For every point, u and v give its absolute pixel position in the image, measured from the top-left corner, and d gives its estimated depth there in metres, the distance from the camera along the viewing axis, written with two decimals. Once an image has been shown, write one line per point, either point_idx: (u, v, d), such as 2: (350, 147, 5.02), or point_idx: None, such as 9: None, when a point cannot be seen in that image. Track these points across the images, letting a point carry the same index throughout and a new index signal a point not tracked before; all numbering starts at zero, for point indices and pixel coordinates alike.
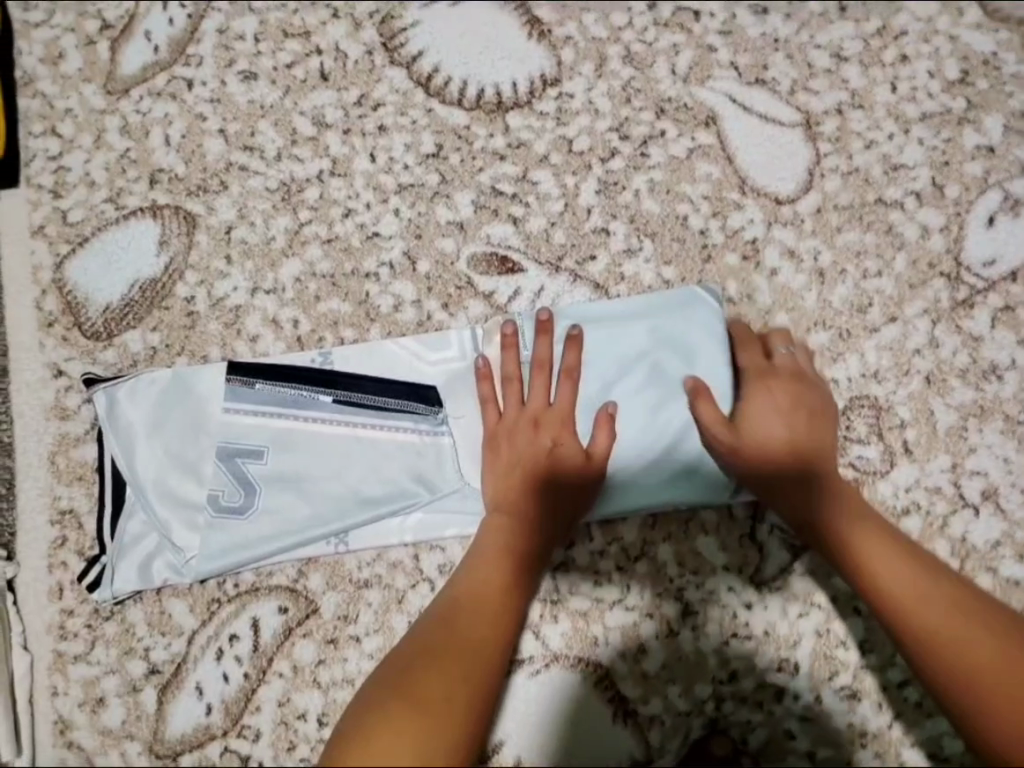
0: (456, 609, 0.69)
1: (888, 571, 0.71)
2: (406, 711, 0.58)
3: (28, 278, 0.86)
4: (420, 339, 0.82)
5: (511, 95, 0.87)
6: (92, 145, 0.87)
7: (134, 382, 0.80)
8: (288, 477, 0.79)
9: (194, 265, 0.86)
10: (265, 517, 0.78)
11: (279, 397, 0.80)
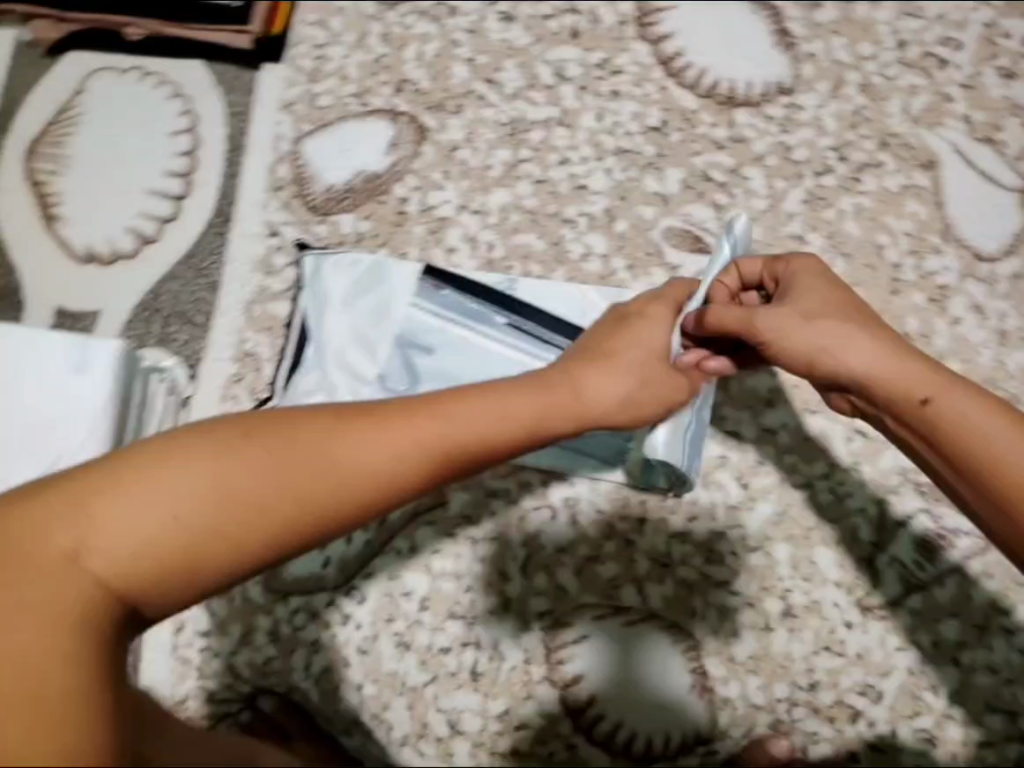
0: (327, 435, 0.46)
1: (997, 445, 0.55)
2: (258, 480, 0.44)
3: (268, 145, 0.94)
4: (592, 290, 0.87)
5: (745, 93, 0.90)
6: (353, 43, 0.95)
7: (342, 258, 0.88)
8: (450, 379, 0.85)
9: (415, 171, 0.93)
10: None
11: (461, 308, 0.86)
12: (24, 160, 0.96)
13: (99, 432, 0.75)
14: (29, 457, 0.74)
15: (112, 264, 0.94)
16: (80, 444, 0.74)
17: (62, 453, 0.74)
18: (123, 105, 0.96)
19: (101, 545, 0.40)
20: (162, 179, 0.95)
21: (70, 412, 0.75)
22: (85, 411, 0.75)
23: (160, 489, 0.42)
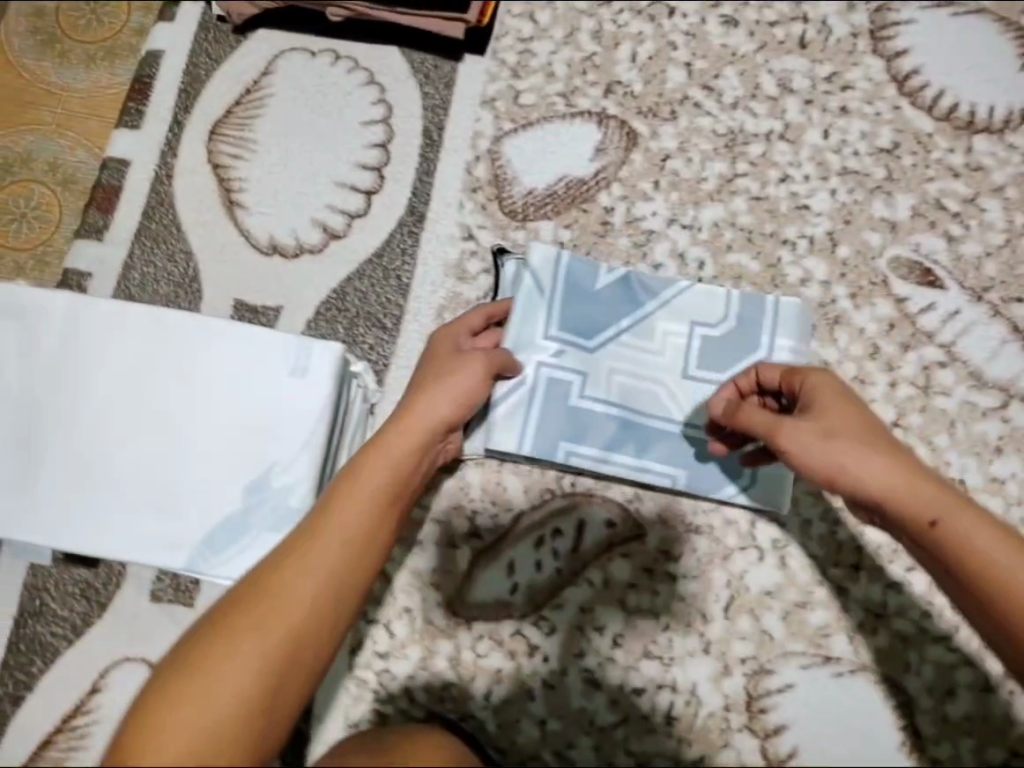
0: (319, 549, 0.58)
1: (977, 547, 0.58)
2: (284, 607, 0.55)
3: (466, 142, 0.90)
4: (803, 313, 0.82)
5: (985, 118, 0.85)
6: (562, 39, 0.90)
7: (555, 256, 0.82)
8: (654, 402, 0.81)
9: (622, 178, 0.87)
10: (622, 429, 0.81)
11: (671, 328, 0.82)
12: (206, 142, 0.92)
13: (310, 439, 0.71)
14: (240, 461, 0.71)
15: (296, 257, 0.89)
16: (291, 450, 0.71)
17: (272, 459, 0.71)
18: (313, 90, 0.92)
19: (205, 705, 0.49)
20: (351, 170, 0.90)
21: (281, 417, 0.72)
22: (296, 416, 0.72)
23: (233, 666, 0.51)
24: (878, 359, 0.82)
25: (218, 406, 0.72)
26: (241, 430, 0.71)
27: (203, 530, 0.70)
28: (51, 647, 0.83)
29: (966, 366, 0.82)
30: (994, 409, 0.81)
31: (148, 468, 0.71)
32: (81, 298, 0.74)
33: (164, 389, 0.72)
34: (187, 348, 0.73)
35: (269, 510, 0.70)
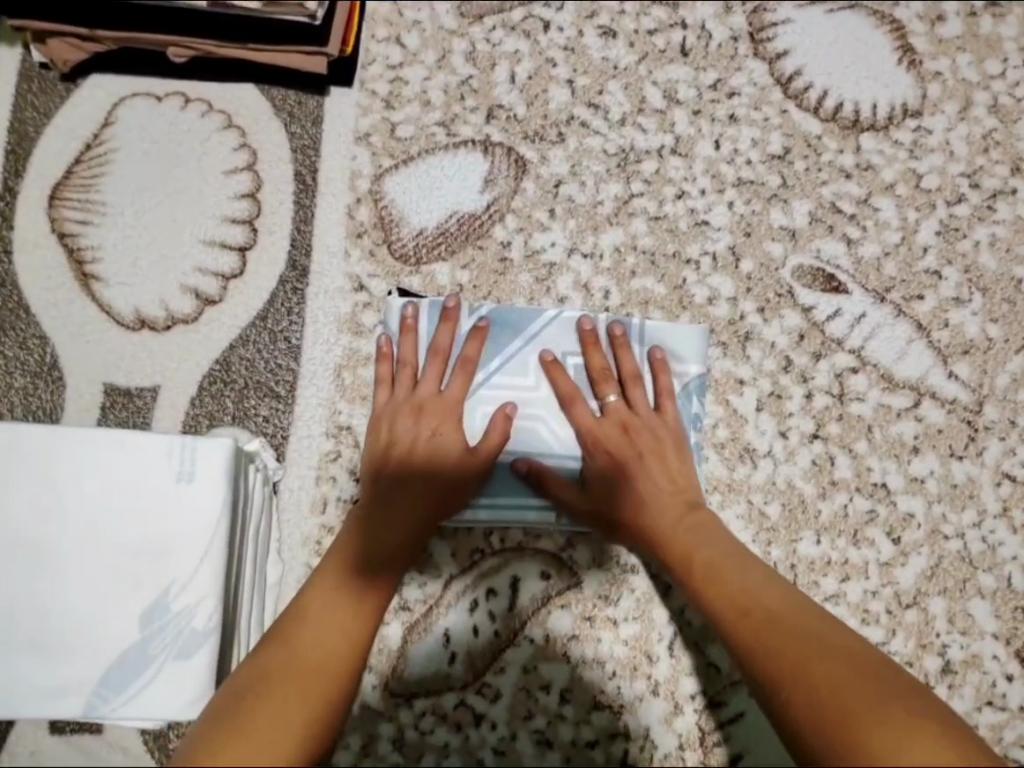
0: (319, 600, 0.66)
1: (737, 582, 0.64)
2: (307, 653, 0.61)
3: (344, 185, 0.82)
4: (684, 330, 0.78)
5: (870, 116, 0.84)
6: (434, 63, 0.84)
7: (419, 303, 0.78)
8: (534, 442, 0.77)
9: (516, 209, 0.82)
10: (502, 473, 0.76)
11: (545, 361, 0.78)
12: (47, 209, 0.81)
13: (209, 551, 0.64)
14: (129, 586, 0.63)
15: (169, 330, 0.80)
16: (188, 565, 0.64)
17: (169, 578, 0.63)
18: (164, 140, 0.82)
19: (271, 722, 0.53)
20: (219, 227, 0.82)
21: (173, 530, 0.64)
22: (190, 527, 0.64)
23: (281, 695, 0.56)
24: (791, 372, 0.81)
25: (98, 526, 0.63)
26: (128, 551, 0.63)
27: (97, 669, 0.62)
28: None
29: (877, 369, 0.81)
30: (907, 410, 0.81)
31: (20, 607, 0.62)
32: None
33: (26, 516, 0.63)
34: (49, 464, 0.63)
35: (172, 637, 0.63)
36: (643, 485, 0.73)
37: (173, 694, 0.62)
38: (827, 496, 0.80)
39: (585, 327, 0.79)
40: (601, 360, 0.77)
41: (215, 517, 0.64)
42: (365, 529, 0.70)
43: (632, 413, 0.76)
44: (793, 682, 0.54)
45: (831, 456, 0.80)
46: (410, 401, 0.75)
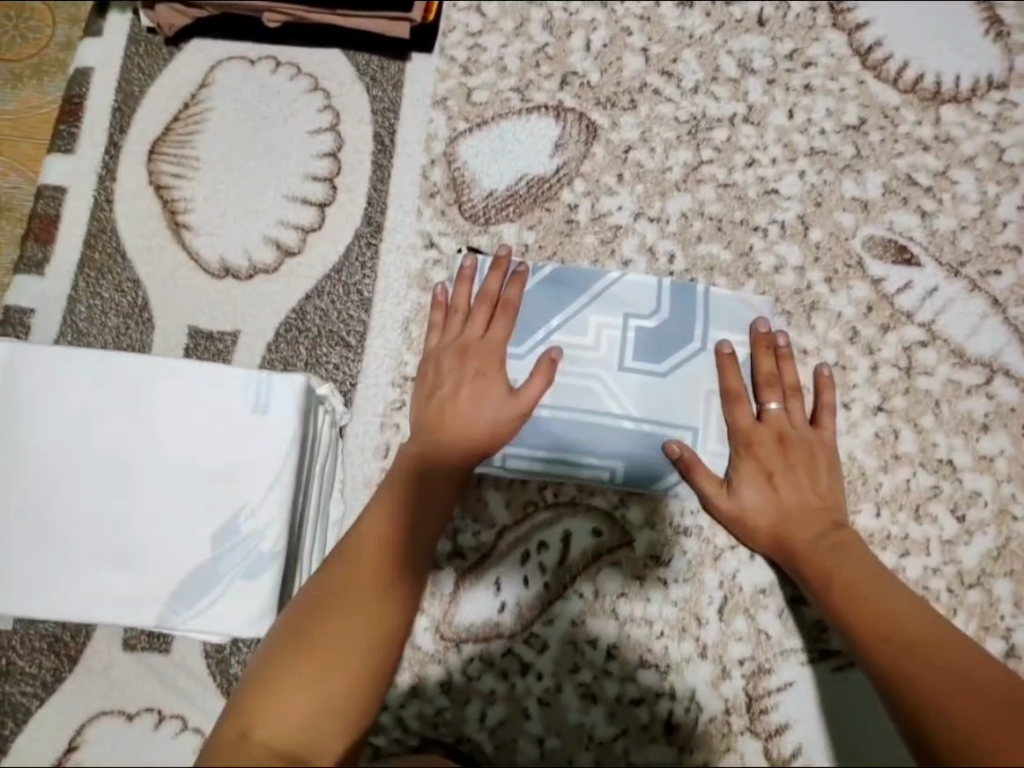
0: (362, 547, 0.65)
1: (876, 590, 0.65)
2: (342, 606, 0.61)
3: (420, 146, 0.86)
4: (744, 299, 0.80)
5: (952, 88, 0.82)
6: (512, 32, 0.86)
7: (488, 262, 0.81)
8: (592, 399, 0.79)
9: (585, 174, 0.84)
10: (559, 427, 0.78)
11: (606, 321, 0.80)
12: (146, 163, 0.87)
13: (279, 480, 0.68)
14: (200, 509, 0.67)
15: (250, 279, 0.85)
16: (259, 491, 0.68)
17: (237, 504, 0.67)
18: (255, 102, 0.87)
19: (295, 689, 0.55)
20: (302, 184, 0.86)
21: (246, 457, 0.68)
22: (259, 457, 0.68)
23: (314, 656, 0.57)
24: (857, 343, 0.80)
25: (176, 452, 0.68)
26: (204, 474, 0.68)
27: (169, 583, 0.66)
28: (22, 707, 0.78)
29: (948, 344, 0.80)
30: (978, 386, 0.79)
31: (103, 521, 0.67)
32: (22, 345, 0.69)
33: (114, 438, 0.68)
34: (135, 392, 0.68)
35: (240, 559, 0.67)
36: (799, 499, 0.73)
37: (237, 611, 0.66)
38: (890, 470, 0.78)
39: (648, 291, 0.80)
40: (768, 365, 0.77)
41: (286, 450, 0.68)
42: (418, 482, 0.71)
43: (790, 423, 0.76)
44: (920, 686, 0.58)
45: (895, 429, 0.79)
46: (455, 340, 0.78)
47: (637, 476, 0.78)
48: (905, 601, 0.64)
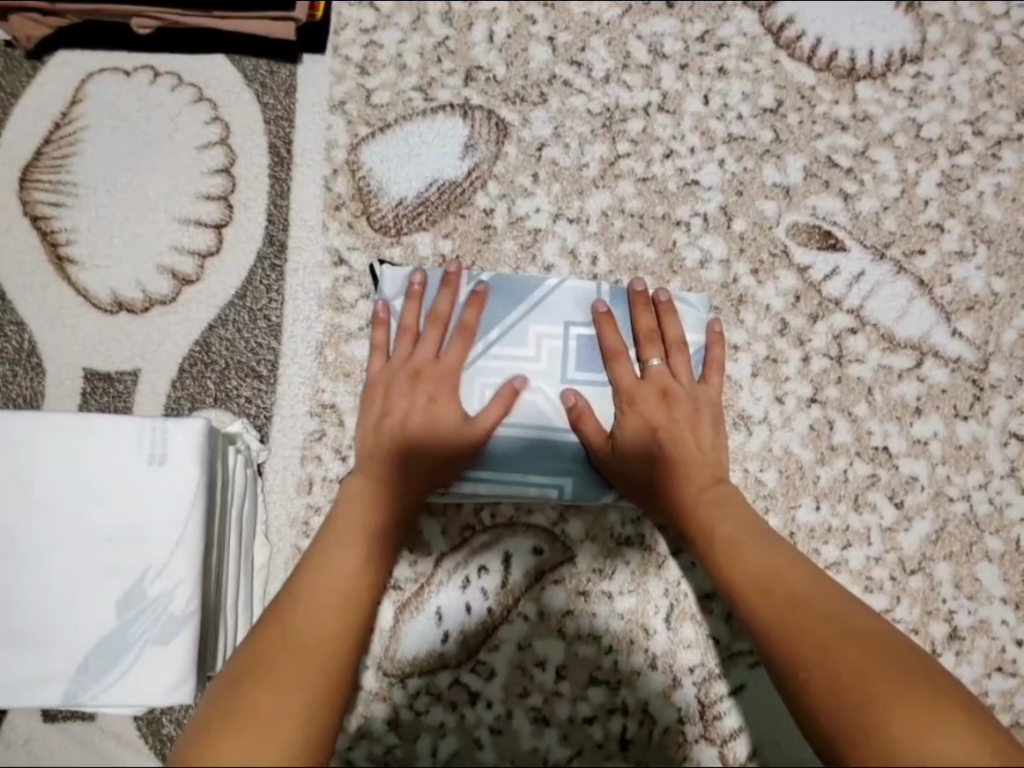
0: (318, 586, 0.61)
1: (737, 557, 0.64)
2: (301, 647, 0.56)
3: (319, 155, 0.80)
4: (682, 298, 0.77)
5: (867, 64, 0.80)
6: (409, 26, 0.80)
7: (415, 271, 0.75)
8: (535, 413, 0.74)
9: (498, 176, 0.79)
10: (504, 446, 0.74)
11: (544, 330, 0.76)
12: (18, 192, 0.79)
13: (188, 537, 0.63)
14: (103, 575, 0.62)
15: (147, 312, 0.78)
16: (165, 551, 0.62)
17: (143, 566, 0.62)
18: (133, 117, 0.80)
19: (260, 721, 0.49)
20: (194, 204, 0.79)
21: (150, 516, 0.63)
22: (163, 515, 0.63)
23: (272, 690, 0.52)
24: (787, 335, 0.78)
25: (72, 516, 0.62)
26: (104, 538, 0.62)
27: (74, 657, 0.61)
28: None
29: (877, 330, 0.78)
30: (909, 370, 0.78)
31: None
32: None
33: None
34: (20, 454, 0.62)
35: (152, 622, 0.61)
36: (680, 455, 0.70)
37: (153, 680, 0.61)
38: (826, 461, 0.77)
39: (586, 296, 0.76)
40: (649, 321, 0.75)
41: (192, 503, 0.63)
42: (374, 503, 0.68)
43: (673, 380, 0.73)
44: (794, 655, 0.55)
45: (830, 420, 0.78)
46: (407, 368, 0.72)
47: (587, 492, 0.75)
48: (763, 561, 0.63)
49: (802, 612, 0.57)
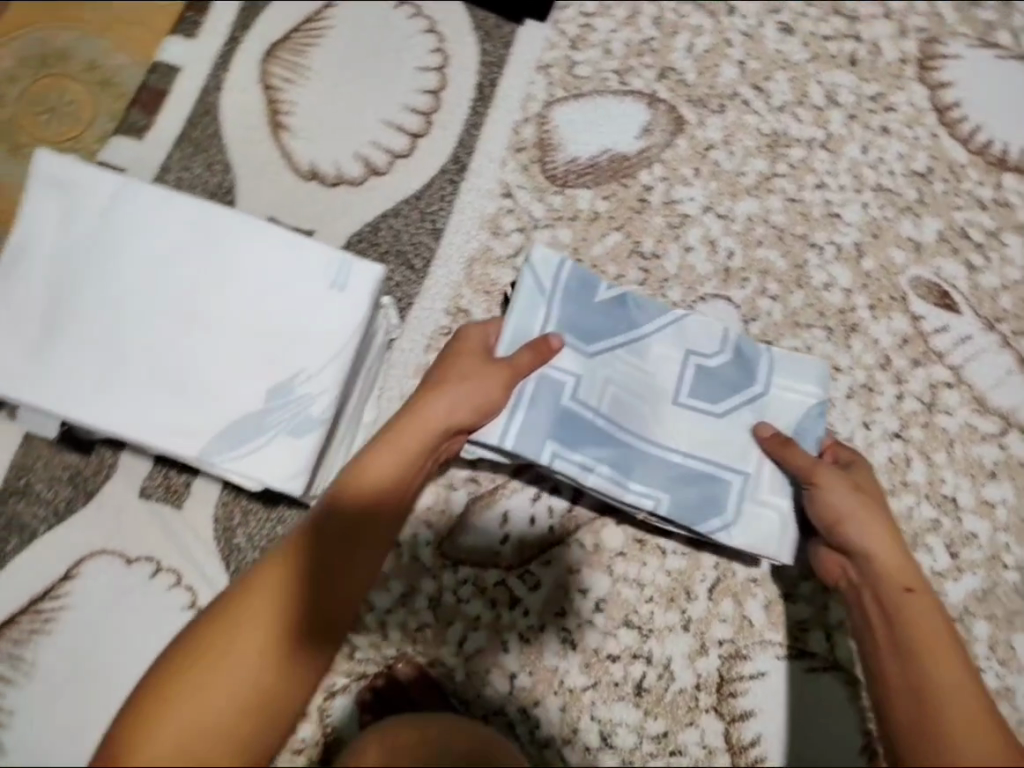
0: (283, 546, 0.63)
1: (955, 666, 0.62)
2: (224, 670, 0.57)
3: (517, 103, 0.89)
4: (802, 361, 0.78)
5: (1017, 158, 0.88)
6: (623, 19, 0.90)
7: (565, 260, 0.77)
8: (641, 423, 0.76)
9: (665, 160, 0.88)
10: (610, 445, 0.75)
11: (668, 352, 0.78)
12: (260, 63, 0.90)
13: (333, 355, 0.67)
14: (262, 361, 0.66)
15: (334, 187, 0.88)
16: (318, 357, 0.67)
17: (297, 365, 0.67)
18: (371, 31, 0.91)
19: (169, 744, 0.54)
20: (400, 113, 0.89)
21: (315, 321, 0.67)
22: (329, 326, 0.67)
23: (190, 709, 0.56)
24: (887, 371, 0.84)
25: (252, 303, 0.67)
26: (271, 331, 0.67)
27: (218, 421, 0.65)
28: (29, 528, 0.79)
29: (971, 390, 0.83)
30: (992, 435, 0.83)
31: (169, 350, 0.66)
32: (130, 180, 0.70)
33: (197, 277, 0.68)
34: (226, 239, 0.68)
35: (290, 414, 0.66)
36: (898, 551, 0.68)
37: (277, 464, 0.65)
38: (896, 493, 0.81)
39: (711, 331, 0.79)
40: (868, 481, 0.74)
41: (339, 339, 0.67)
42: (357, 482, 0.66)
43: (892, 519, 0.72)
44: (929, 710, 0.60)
45: (908, 457, 0.82)
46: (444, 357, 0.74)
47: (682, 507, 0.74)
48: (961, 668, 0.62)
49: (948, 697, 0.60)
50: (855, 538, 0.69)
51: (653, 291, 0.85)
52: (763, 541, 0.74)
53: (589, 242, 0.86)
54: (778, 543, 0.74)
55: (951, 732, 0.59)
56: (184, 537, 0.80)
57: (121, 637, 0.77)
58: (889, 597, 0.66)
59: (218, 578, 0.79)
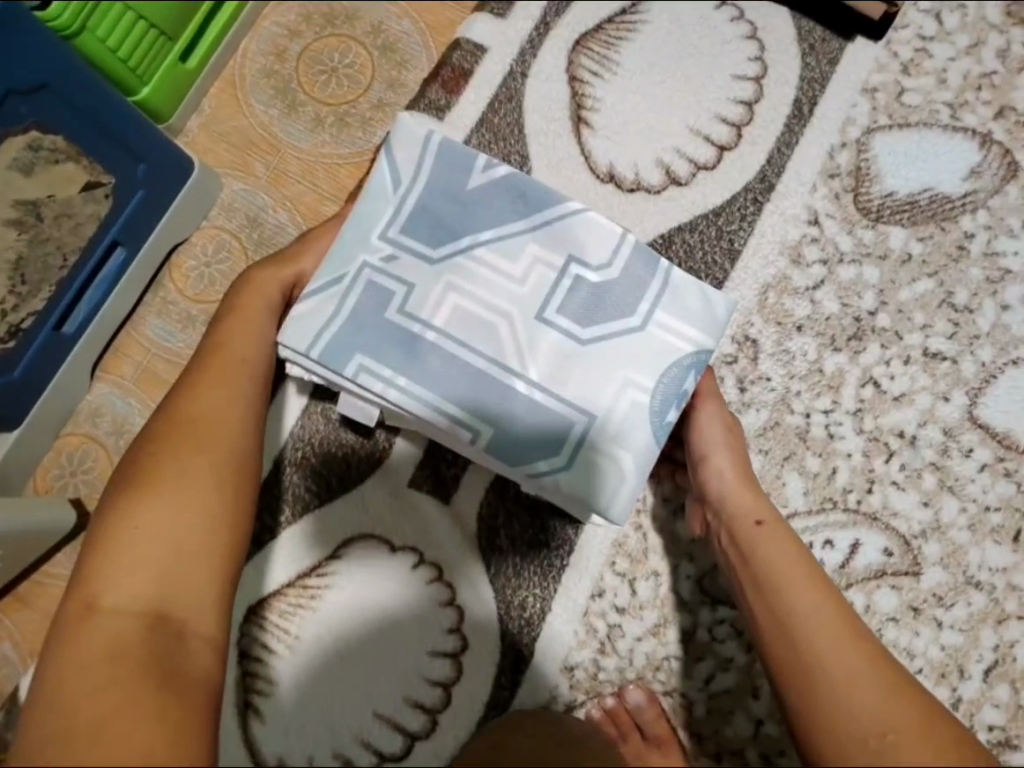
0: (231, 369, 0.63)
1: (817, 645, 0.56)
2: (183, 493, 0.54)
3: (836, 125, 0.84)
4: (709, 294, 0.66)
5: None
6: (964, 48, 0.84)
7: (510, 173, 0.65)
8: (569, 398, 0.64)
9: (991, 208, 0.81)
10: (599, 467, 0.64)
11: (544, 255, 0.65)
12: (569, 52, 0.86)
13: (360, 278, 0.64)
14: (600, 370, 0.64)
15: (630, 192, 0.83)
16: (657, 372, 0.64)
17: (640, 382, 0.64)
18: (689, 28, 0.86)
19: (128, 578, 0.50)
20: (709, 121, 0.84)
21: (656, 335, 0.64)
22: (669, 343, 0.64)
23: (164, 504, 0.53)
24: None
25: (594, 309, 0.64)
26: (615, 343, 0.64)
27: (542, 425, 0.63)
28: (302, 498, 0.81)
29: None
30: None
31: (495, 339, 0.64)
32: (469, 146, 0.66)
33: (535, 269, 0.65)
34: (570, 235, 0.65)
35: (621, 425, 0.64)
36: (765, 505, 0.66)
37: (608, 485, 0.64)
38: None
39: (649, 277, 0.65)
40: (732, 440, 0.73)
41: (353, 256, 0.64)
42: (213, 403, 0.60)
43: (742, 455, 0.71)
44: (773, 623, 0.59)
45: None
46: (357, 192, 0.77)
47: (510, 445, 0.63)
48: (887, 699, 0.53)
49: (802, 608, 0.59)
50: (718, 467, 0.69)
51: (962, 347, 0.80)
52: (596, 492, 0.64)
53: (897, 285, 0.81)
54: (625, 506, 0.64)
55: (804, 638, 0.57)
56: (447, 531, 0.80)
57: (359, 673, 0.78)
58: (740, 532, 0.65)
59: (476, 579, 0.79)
